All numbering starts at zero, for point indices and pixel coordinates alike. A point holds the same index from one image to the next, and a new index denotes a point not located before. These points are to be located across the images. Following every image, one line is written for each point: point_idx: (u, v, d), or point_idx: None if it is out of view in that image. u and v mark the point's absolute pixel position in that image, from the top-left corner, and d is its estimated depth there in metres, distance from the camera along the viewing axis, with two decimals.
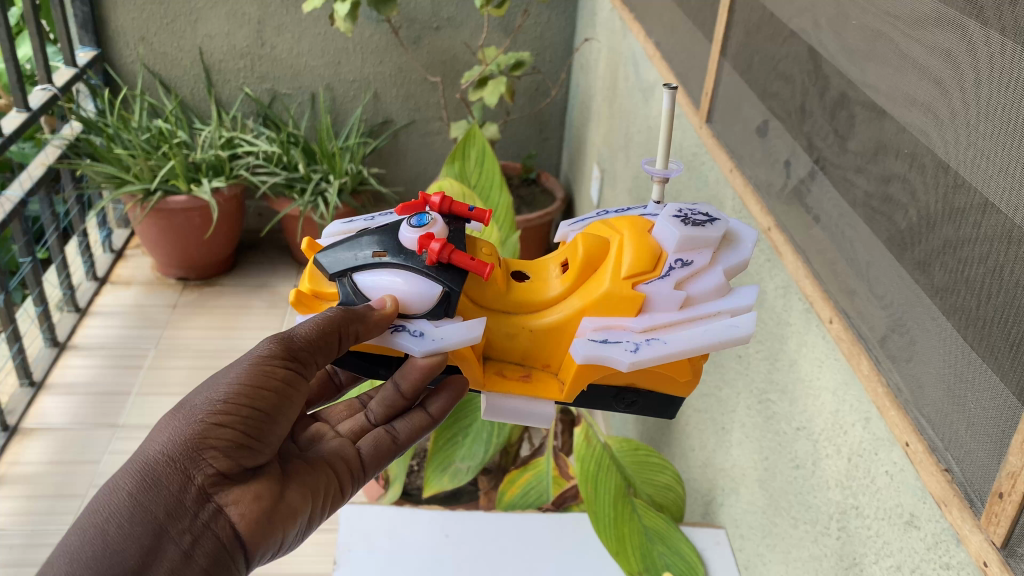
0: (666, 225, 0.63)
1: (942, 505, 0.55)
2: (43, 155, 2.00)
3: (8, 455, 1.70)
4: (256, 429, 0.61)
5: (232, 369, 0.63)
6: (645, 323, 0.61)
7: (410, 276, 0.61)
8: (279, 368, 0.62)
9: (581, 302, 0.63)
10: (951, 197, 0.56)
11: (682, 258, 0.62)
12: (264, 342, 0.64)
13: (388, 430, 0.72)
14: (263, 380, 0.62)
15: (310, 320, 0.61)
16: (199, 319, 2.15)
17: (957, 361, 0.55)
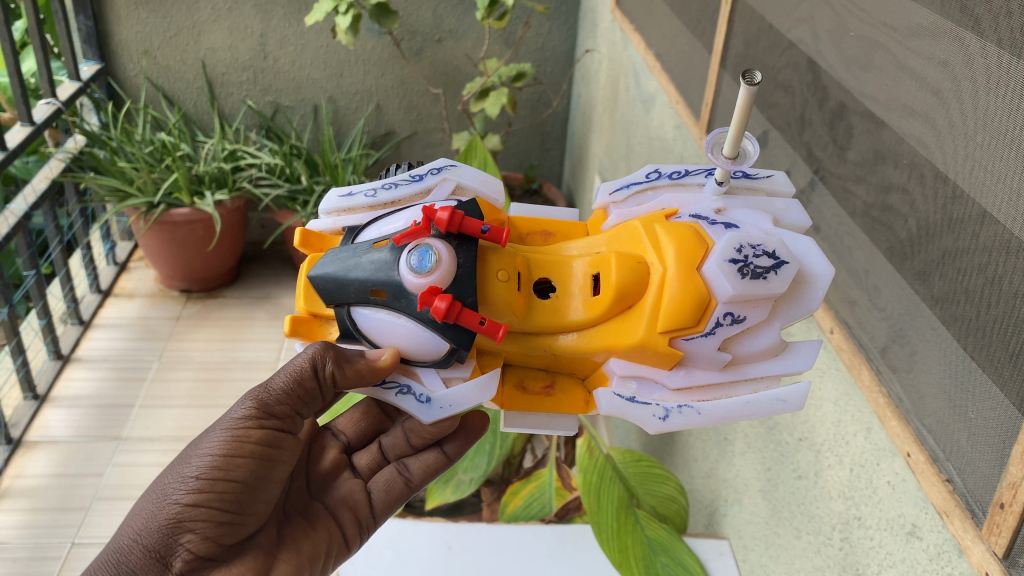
0: (719, 275, 0.60)
1: (944, 515, 0.55)
2: (48, 168, 2.01)
3: (11, 467, 1.70)
4: (230, 500, 0.68)
5: (207, 439, 0.69)
6: (686, 379, 0.64)
7: (413, 323, 0.63)
8: (251, 431, 0.69)
9: (614, 342, 0.64)
10: (950, 208, 0.56)
11: (732, 313, 0.61)
12: (239, 404, 0.70)
13: (400, 470, 0.78)
14: (235, 450, 0.68)
15: (285, 380, 0.68)
16: (202, 331, 2.15)
17: (957, 371, 0.56)
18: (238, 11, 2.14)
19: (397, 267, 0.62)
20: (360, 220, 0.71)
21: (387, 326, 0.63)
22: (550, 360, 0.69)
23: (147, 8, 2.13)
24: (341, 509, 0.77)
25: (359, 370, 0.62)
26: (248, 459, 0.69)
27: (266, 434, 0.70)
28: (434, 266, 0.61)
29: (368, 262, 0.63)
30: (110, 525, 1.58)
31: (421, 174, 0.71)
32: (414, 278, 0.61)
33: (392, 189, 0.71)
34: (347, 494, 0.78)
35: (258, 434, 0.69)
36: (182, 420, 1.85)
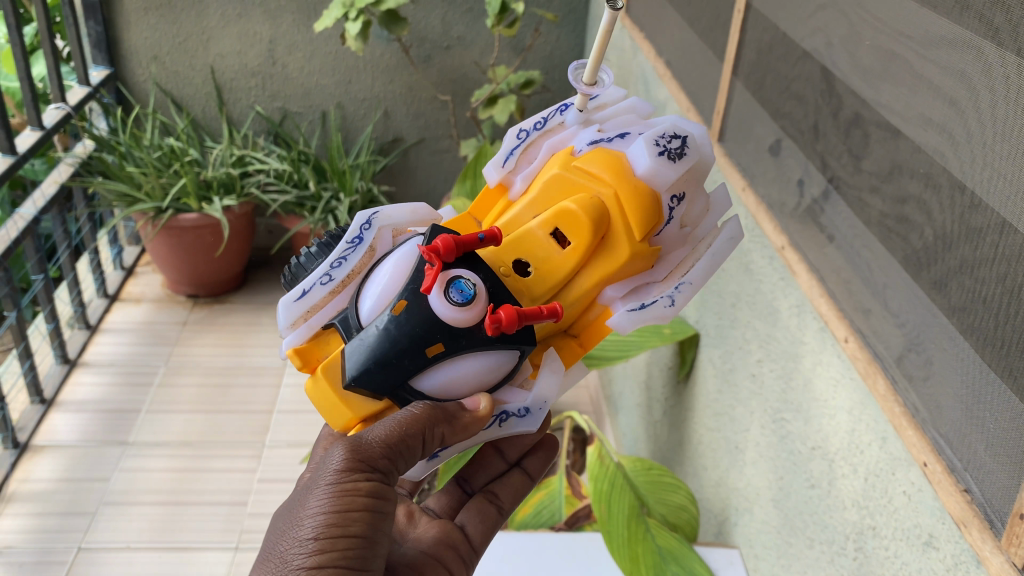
0: (658, 169, 0.68)
1: (961, 526, 0.55)
2: (57, 173, 2.02)
3: (19, 471, 1.71)
4: (356, 560, 0.60)
5: (312, 498, 0.62)
6: (668, 268, 0.70)
7: (480, 355, 0.64)
8: (361, 482, 0.62)
9: (604, 272, 0.69)
10: (969, 217, 0.56)
11: (675, 195, 0.70)
12: (337, 452, 0.63)
13: (490, 499, 0.79)
14: (349, 505, 0.61)
15: (383, 423, 0.63)
16: (209, 336, 2.16)
17: (975, 381, 0.55)
18: (248, 17, 2.15)
19: (432, 311, 0.63)
20: (336, 307, 0.70)
21: (456, 372, 0.65)
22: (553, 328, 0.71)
23: (156, 14, 2.14)
24: (443, 549, 0.74)
25: (463, 420, 0.65)
26: (363, 512, 0.62)
27: (374, 485, 0.63)
28: (474, 294, 0.63)
29: (397, 327, 0.63)
30: (116, 530, 1.58)
31: (359, 234, 0.70)
32: (457, 314, 0.62)
33: (343, 263, 0.69)
34: (443, 531, 0.75)
35: (369, 485, 0.63)
36: (188, 425, 1.85)
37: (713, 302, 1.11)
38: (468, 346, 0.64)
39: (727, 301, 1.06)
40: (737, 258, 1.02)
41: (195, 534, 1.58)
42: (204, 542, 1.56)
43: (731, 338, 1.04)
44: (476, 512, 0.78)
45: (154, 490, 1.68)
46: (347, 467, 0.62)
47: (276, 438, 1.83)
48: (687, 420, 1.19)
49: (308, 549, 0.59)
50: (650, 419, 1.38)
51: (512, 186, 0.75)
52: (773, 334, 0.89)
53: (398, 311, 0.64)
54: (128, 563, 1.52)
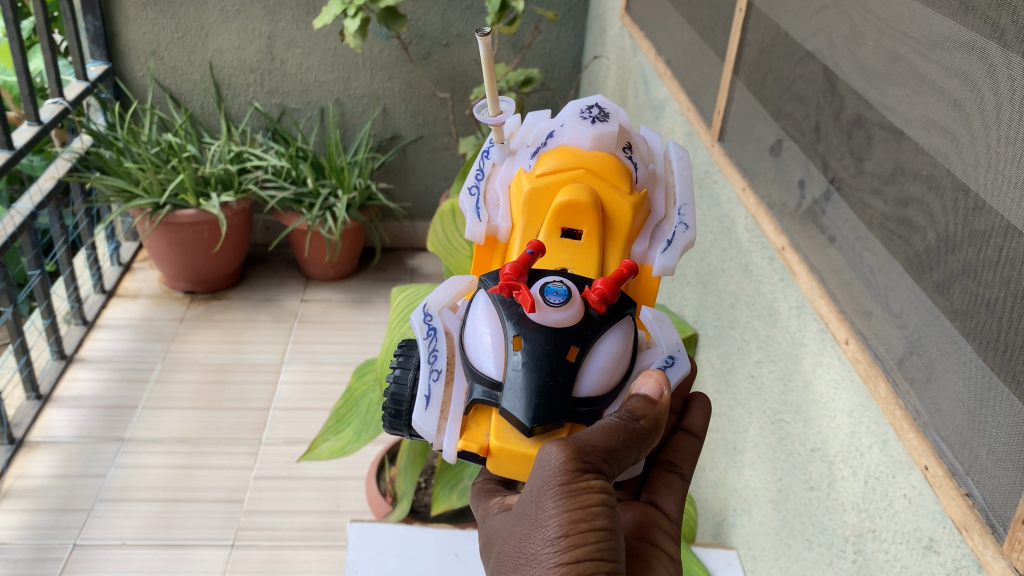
0: (601, 130, 0.70)
1: (963, 530, 0.55)
2: (54, 168, 2.01)
3: (14, 467, 1.70)
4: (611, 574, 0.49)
5: (542, 507, 0.51)
6: (664, 211, 0.72)
7: (607, 334, 0.59)
8: (592, 481, 0.51)
9: (620, 239, 0.69)
10: (971, 220, 0.55)
11: (627, 150, 0.72)
12: (552, 452, 0.52)
13: (671, 467, 0.66)
14: (588, 506, 0.50)
15: (596, 427, 0.54)
16: (206, 332, 2.15)
17: (977, 385, 0.55)
18: (246, 13, 2.14)
19: (544, 331, 0.57)
20: (464, 392, 0.61)
21: (603, 364, 0.58)
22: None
23: (155, 9, 2.13)
24: (647, 531, 0.60)
25: (651, 412, 0.57)
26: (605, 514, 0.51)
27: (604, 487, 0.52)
28: (565, 287, 0.59)
29: (528, 355, 0.56)
30: (113, 526, 1.58)
31: (427, 326, 0.64)
32: (570, 310, 0.58)
33: (437, 354, 0.62)
34: (634, 511, 0.62)
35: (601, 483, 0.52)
36: (185, 422, 1.85)
37: (713, 303, 1.11)
38: (594, 332, 0.58)
39: (726, 302, 1.06)
40: (737, 259, 1.02)
41: (191, 531, 1.58)
42: (200, 539, 1.56)
43: (730, 338, 1.03)
44: (662, 484, 0.64)
45: (151, 486, 1.67)
46: (575, 461, 0.51)
47: (273, 435, 1.82)
48: None
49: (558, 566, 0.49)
50: None
51: (497, 231, 0.72)
52: (773, 335, 0.89)
53: (519, 343, 0.57)
54: (123, 560, 1.51)
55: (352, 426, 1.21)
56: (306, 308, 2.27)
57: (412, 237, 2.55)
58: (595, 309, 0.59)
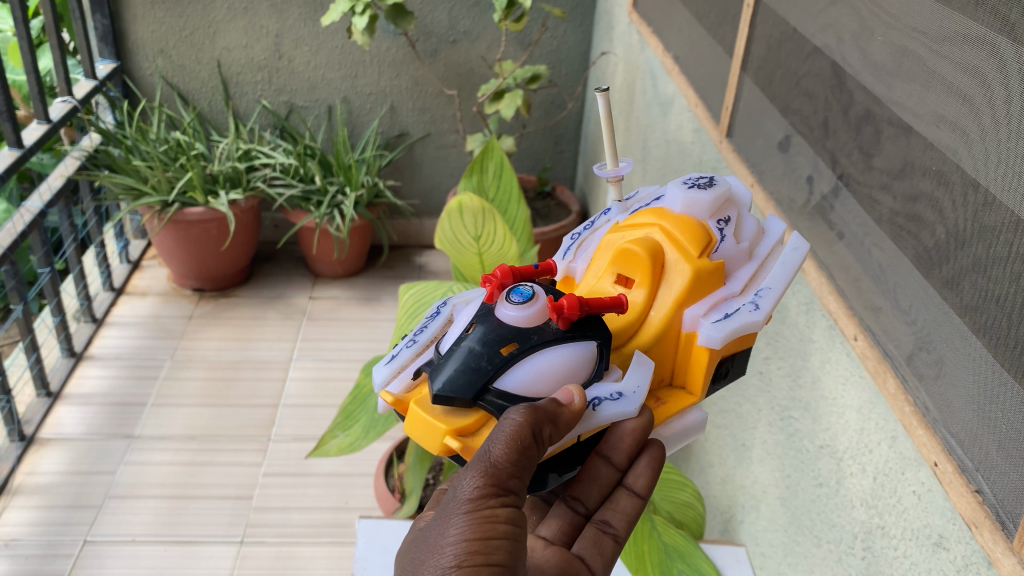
0: (692, 197, 0.67)
1: (972, 526, 0.54)
2: (63, 166, 2.02)
3: (24, 464, 1.71)
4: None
5: (448, 526, 0.57)
6: (738, 284, 0.65)
7: (559, 347, 0.58)
8: (496, 508, 0.56)
9: (676, 301, 0.63)
10: (981, 215, 0.55)
11: (721, 219, 0.67)
12: (465, 479, 0.56)
13: (604, 527, 0.68)
14: (486, 536, 0.56)
15: (499, 435, 0.54)
16: (215, 330, 2.16)
17: (987, 381, 0.55)
18: (254, 11, 2.15)
19: (497, 323, 0.58)
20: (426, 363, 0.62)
21: (535, 369, 0.57)
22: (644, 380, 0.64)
23: (163, 7, 2.14)
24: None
25: (558, 413, 0.55)
26: (503, 542, 0.56)
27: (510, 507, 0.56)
28: (534, 294, 0.59)
29: (475, 338, 0.57)
30: (122, 523, 1.58)
31: (435, 309, 0.67)
32: (526, 306, 0.58)
33: (426, 331, 0.65)
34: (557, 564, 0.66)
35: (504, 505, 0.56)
36: (195, 419, 1.85)
37: None
38: (543, 341, 0.57)
39: None
40: None
41: (200, 528, 1.58)
42: (209, 536, 1.57)
43: None
44: (591, 543, 0.67)
45: (160, 484, 1.68)
46: (484, 492, 0.56)
47: (282, 432, 1.83)
48: None
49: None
50: None
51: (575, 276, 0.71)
52: (781, 332, 0.89)
53: (476, 321, 0.59)
54: (134, 556, 1.52)
55: (360, 423, 1.21)
56: (314, 305, 2.27)
57: (420, 235, 2.55)
58: (553, 321, 0.58)
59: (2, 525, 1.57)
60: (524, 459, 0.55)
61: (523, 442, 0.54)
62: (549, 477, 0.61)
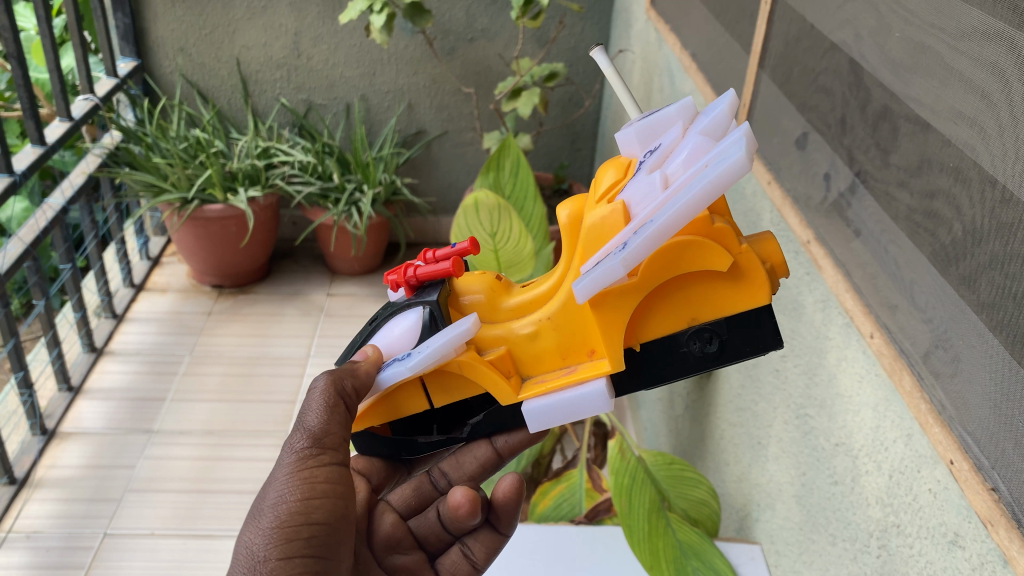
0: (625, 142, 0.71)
1: (988, 524, 0.54)
2: (84, 164, 2.05)
3: (46, 457, 1.73)
4: (316, 545, 0.67)
5: (272, 489, 0.70)
6: (635, 224, 0.63)
7: (396, 314, 0.75)
8: (316, 468, 0.70)
9: (579, 262, 0.71)
10: (999, 212, 0.55)
11: (652, 151, 0.68)
12: (290, 448, 0.72)
13: (465, 552, 0.83)
14: (308, 489, 0.69)
15: (315, 405, 0.71)
16: (234, 326, 2.18)
17: (1005, 379, 0.54)
18: (273, 10, 2.16)
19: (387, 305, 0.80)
20: None
21: (379, 338, 0.77)
22: (554, 350, 0.73)
23: (183, 6, 2.16)
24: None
25: (365, 378, 0.74)
26: (323, 499, 0.69)
27: (325, 468, 0.71)
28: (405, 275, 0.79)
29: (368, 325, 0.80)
30: (142, 516, 1.60)
31: None
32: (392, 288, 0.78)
33: None
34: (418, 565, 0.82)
35: (322, 463, 0.71)
36: (213, 414, 1.87)
37: None
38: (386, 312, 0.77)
39: None
40: None
41: (217, 521, 1.60)
42: (226, 530, 1.58)
43: None
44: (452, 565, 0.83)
45: (178, 478, 1.69)
46: (305, 454, 0.71)
47: None
48: (710, 414, 1.19)
49: (273, 539, 0.66)
50: (672, 412, 1.38)
51: None
52: (797, 329, 0.89)
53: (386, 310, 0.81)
54: (152, 550, 1.53)
55: None
56: (331, 301, 2.29)
57: (437, 232, 2.56)
58: (402, 294, 0.77)
59: (24, 517, 1.59)
60: (337, 418, 0.72)
61: (332, 402, 0.72)
62: (418, 440, 0.79)
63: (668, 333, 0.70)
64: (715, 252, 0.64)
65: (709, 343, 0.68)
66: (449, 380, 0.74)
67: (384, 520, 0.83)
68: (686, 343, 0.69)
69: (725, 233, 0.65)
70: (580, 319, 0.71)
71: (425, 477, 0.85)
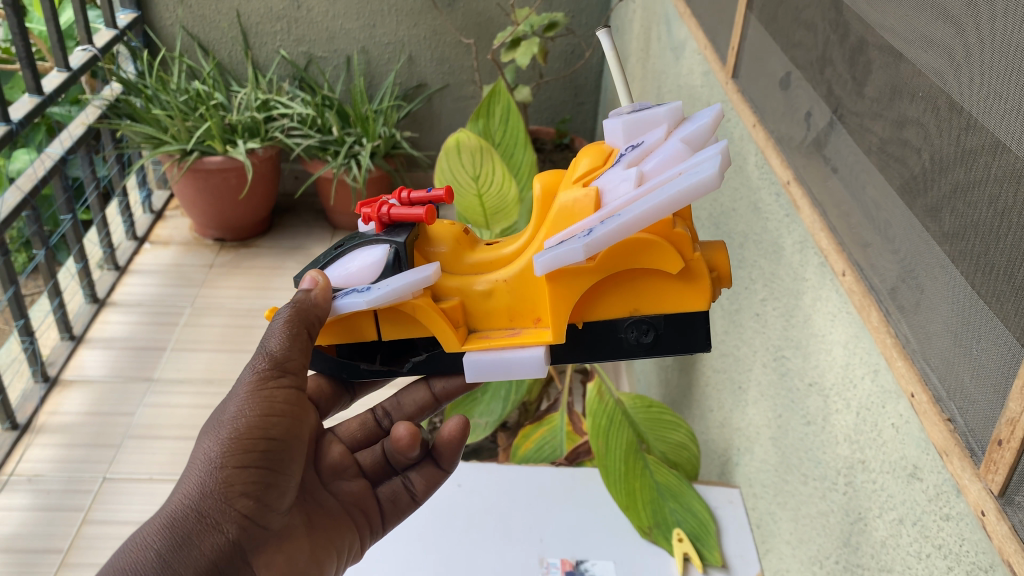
0: (612, 128, 0.70)
1: (944, 455, 0.54)
2: (84, 115, 2.05)
3: (48, 404, 1.75)
4: (272, 461, 0.65)
5: (231, 404, 0.66)
6: (602, 213, 0.64)
7: (364, 247, 0.73)
8: (277, 389, 0.67)
9: (544, 235, 0.70)
10: (964, 138, 0.54)
11: (633, 144, 0.67)
12: (251, 365, 0.68)
13: (406, 485, 0.78)
14: (267, 408, 0.66)
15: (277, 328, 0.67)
16: (235, 278, 2.19)
17: (964, 308, 0.54)
18: None
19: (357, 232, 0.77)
20: None
21: (346, 265, 0.73)
22: (504, 309, 0.73)
23: None
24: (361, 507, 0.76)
25: (318, 305, 0.69)
26: (282, 418, 0.66)
27: (286, 391, 0.68)
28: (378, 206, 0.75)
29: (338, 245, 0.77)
30: (140, 462, 1.62)
31: None
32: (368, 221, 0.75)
33: None
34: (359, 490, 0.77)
35: (284, 385, 0.68)
36: (212, 363, 1.89)
37: (722, 243, 1.09)
38: (359, 240, 0.74)
39: (735, 242, 1.04)
40: (746, 198, 1.00)
41: None
42: None
43: (738, 278, 1.02)
44: (390, 496, 0.78)
45: (177, 425, 1.71)
46: (265, 375, 0.67)
47: None
48: (696, 362, 1.19)
49: (225, 453, 0.63)
50: (663, 363, 1.39)
51: None
52: (777, 272, 0.88)
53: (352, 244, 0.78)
54: (151, 493, 1.55)
55: None
56: None
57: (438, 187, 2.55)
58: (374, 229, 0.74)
59: (26, 461, 1.61)
60: (302, 341, 0.68)
61: (300, 327, 0.67)
62: (360, 366, 0.76)
63: (609, 318, 0.71)
64: (668, 253, 0.65)
65: (644, 334, 0.71)
66: (399, 313, 0.72)
67: (331, 449, 0.77)
68: (617, 331, 0.71)
69: (683, 238, 0.66)
70: (538, 287, 0.71)
71: (369, 414, 0.83)
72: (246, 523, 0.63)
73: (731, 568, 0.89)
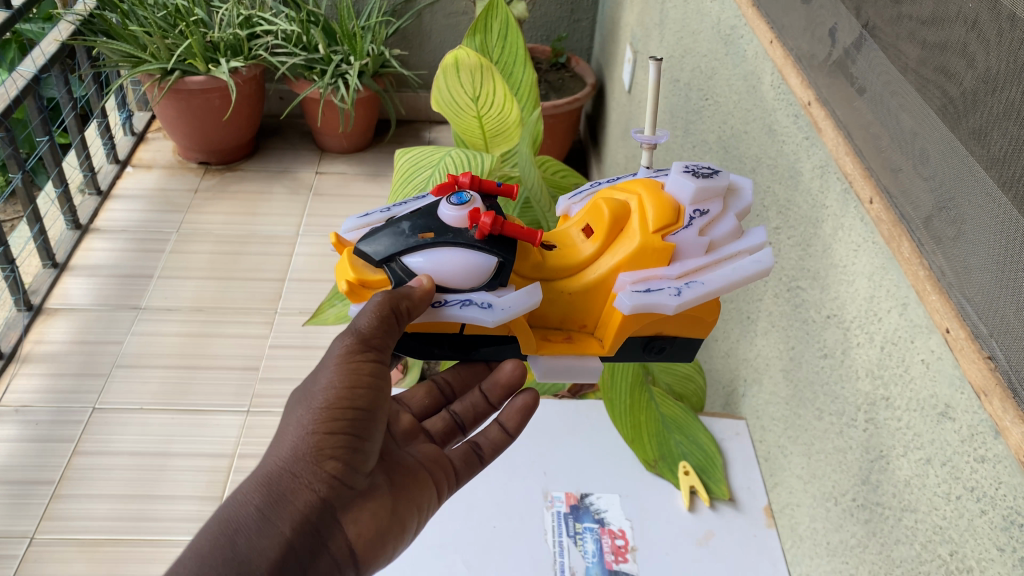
0: (678, 179, 0.63)
1: (983, 394, 0.51)
2: (57, 31, 1.95)
3: (33, 332, 1.72)
4: (359, 429, 0.61)
5: (320, 374, 0.61)
6: (680, 269, 0.62)
7: (467, 246, 0.59)
8: (365, 362, 0.61)
9: (611, 261, 0.63)
10: (1019, 54, 0.49)
11: (700, 209, 0.62)
12: (339, 337, 0.61)
13: (475, 449, 0.75)
14: (355, 380, 0.60)
15: (366, 308, 0.59)
16: (222, 203, 2.13)
17: (1012, 240, 0.50)
18: None
19: (434, 210, 0.61)
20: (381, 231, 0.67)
21: (436, 259, 0.59)
22: (557, 315, 0.67)
23: None
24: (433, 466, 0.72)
25: (412, 298, 0.58)
26: (367, 390, 0.61)
27: (373, 366, 0.61)
28: (472, 198, 0.61)
29: (410, 216, 0.61)
30: (130, 390, 1.60)
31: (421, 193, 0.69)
32: (456, 209, 0.60)
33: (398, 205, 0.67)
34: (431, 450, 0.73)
35: (372, 359, 0.61)
36: (201, 291, 1.85)
37: (731, 167, 1.04)
38: (458, 235, 0.59)
39: (746, 166, 0.99)
40: (759, 119, 0.95)
41: (207, 396, 1.59)
42: (216, 404, 1.57)
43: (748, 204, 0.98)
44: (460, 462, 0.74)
45: (167, 353, 1.69)
46: (353, 349, 0.61)
47: (288, 306, 1.82)
48: None
49: (318, 418, 0.59)
50: None
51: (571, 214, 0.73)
52: (793, 200, 0.84)
53: (415, 212, 0.63)
54: (142, 423, 1.53)
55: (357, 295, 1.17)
56: (320, 180, 2.24)
57: (429, 108, 2.49)
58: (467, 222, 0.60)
59: (12, 391, 1.58)
60: (387, 326, 0.59)
61: (388, 314, 0.58)
62: (433, 351, 0.65)
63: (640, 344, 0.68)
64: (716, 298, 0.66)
65: (657, 352, 0.69)
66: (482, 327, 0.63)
67: (400, 416, 0.76)
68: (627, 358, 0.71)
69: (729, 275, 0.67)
70: (602, 302, 0.65)
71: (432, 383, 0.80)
72: (335, 485, 0.59)
73: (739, 502, 0.88)
